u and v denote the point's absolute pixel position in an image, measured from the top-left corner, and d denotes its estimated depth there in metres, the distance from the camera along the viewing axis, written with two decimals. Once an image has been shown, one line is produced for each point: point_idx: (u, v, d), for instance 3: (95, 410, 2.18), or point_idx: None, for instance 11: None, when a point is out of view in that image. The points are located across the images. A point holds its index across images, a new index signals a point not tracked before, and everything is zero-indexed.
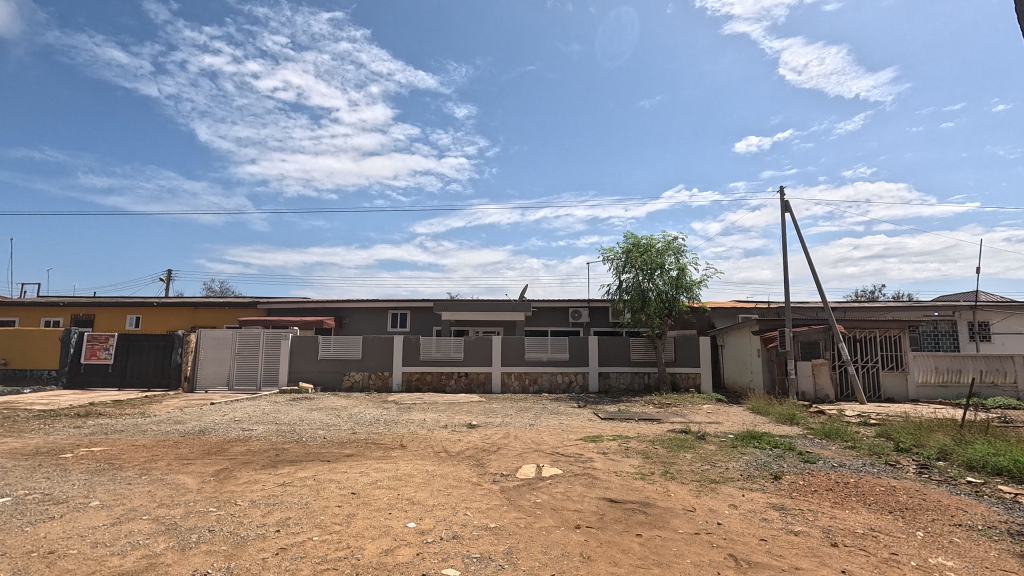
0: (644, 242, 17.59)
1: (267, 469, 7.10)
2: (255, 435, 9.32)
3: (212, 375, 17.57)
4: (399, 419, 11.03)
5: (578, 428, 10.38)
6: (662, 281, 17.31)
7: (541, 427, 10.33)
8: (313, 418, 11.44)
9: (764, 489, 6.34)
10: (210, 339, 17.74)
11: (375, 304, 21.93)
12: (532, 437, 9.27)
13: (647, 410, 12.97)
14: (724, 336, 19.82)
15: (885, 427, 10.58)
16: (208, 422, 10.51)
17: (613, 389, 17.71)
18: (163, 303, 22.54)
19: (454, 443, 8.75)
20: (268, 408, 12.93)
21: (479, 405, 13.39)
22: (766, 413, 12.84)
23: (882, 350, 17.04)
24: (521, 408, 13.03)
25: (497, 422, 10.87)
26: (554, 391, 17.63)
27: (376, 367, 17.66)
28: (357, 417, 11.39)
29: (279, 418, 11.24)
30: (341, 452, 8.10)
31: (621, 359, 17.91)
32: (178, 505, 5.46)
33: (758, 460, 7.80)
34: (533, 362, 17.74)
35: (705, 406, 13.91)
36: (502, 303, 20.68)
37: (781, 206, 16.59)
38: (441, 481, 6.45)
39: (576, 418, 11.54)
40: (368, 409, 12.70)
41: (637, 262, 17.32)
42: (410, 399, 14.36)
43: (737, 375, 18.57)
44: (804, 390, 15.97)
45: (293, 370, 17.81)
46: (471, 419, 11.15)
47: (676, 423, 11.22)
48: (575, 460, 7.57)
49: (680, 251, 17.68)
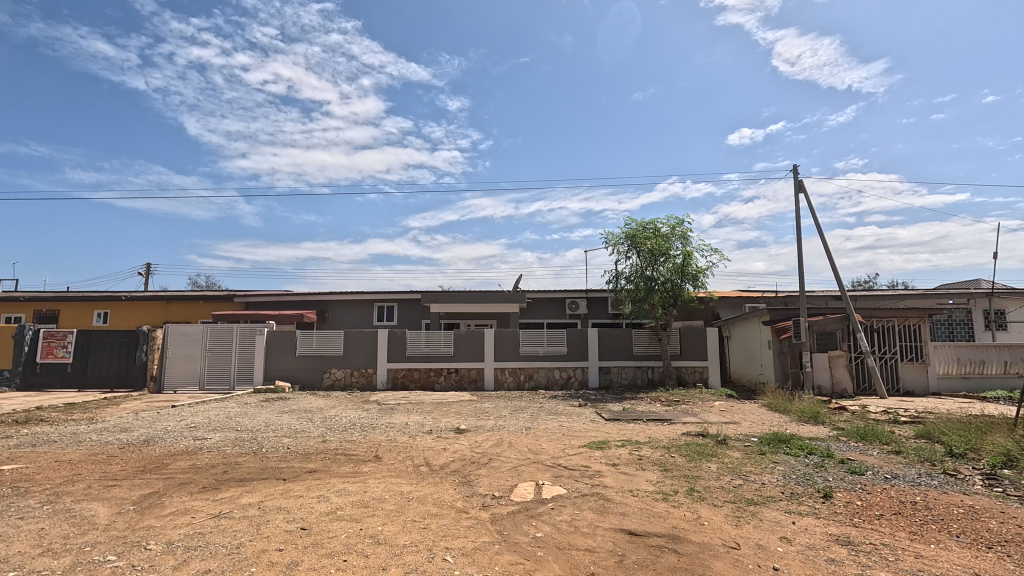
0: (648, 226, 16.35)
1: (206, 492, 5.81)
2: (208, 445, 8.02)
3: (181, 374, 16.23)
4: (377, 423, 9.76)
5: (581, 432, 9.13)
6: (667, 269, 16.11)
7: (539, 431, 9.09)
8: (280, 422, 10.13)
9: (817, 515, 5.12)
10: (178, 335, 16.38)
11: (360, 296, 20.59)
12: (529, 445, 8.01)
13: (655, 409, 11.79)
14: (731, 327, 18.70)
15: (926, 426, 9.44)
16: (159, 430, 9.21)
17: (615, 384, 16.53)
18: (132, 297, 21.05)
19: (438, 454, 7.51)
20: (235, 410, 11.62)
21: (469, 406, 12.13)
22: (785, 412, 11.70)
23: (901, 340, 15.92)
24: (516, 408, 11.80)
25: (489, 425, 9.61)
26: (551, 388, 16.43)
27: (359, 363, 16.35)
28: (331, 421, 10.08)
29: (242, 423, 9.93)
30: (302, 467, 6.83)
31: (623, 353, 16.72)
32: (67, 553, 4.16)
33: (797, 472, 6.61)
34: (528, 357, 16.51)
35: (716, 404, 12.75)
36: (495, 294, 19.41)
37: (795, 186, 15.39)
38: (418, 509, 5.19)
39: (576, 420, 10.32)
40: (346, 412, 11.41)
41: (640, 248, 16.10)
42: (394, 400, 13.08)
43: (746, 368, 17.44)
44: (821, 384, 14.84)
45: (269, 367, 16.47)
46: (459, 422, 9.89)
47: (689, 424, 10.02)
48: (581, 475, 6.34)
49: (687, 235, 16.46)
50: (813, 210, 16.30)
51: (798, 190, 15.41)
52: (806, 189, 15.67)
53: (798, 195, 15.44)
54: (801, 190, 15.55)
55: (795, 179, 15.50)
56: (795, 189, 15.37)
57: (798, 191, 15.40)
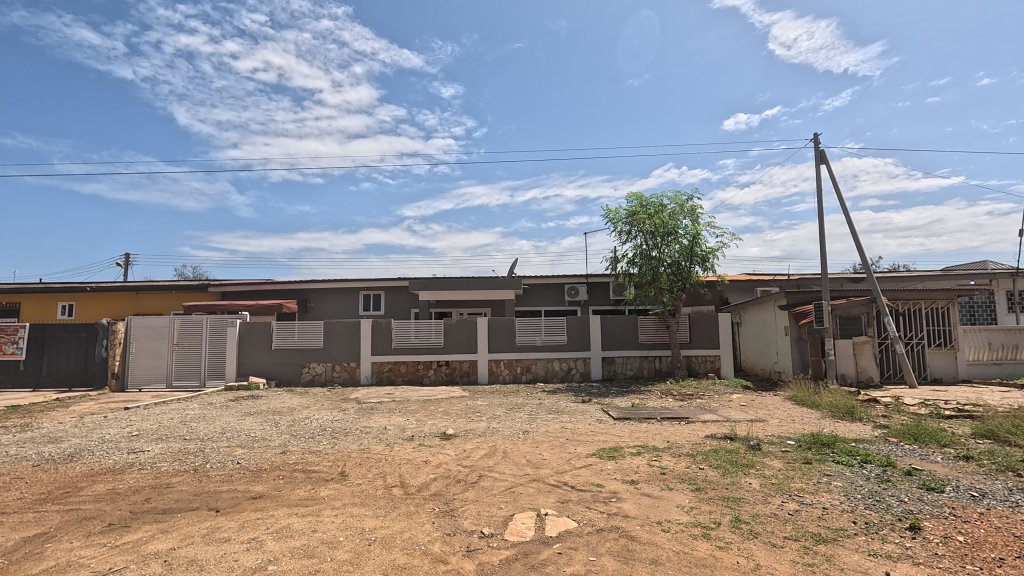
0: (652, 204, 14.96)
1: (107, 534, 4.45)
2: (141, 462, 6.66)
3: (146, 370, 14.86)
4: (351, 428, 8.41)
5: (587, 436, 7.80)
6: (674, 249, 14.74)
7: (539, 436, 7.76)
8: (240, 427, 8.76)
9: (914, 560, 3.81)
10: (142, 328, 14.97)
11: (345, 284, 19.17)
12: (528, 455, 6.67)
13: (667, 405, 10.50)
14: (743, 313, 17.47)
15: (985, 423, 8.15)
16: (93, 440, 7.84)
17: (619, 376, 15.27)
18: (99, 287, 19.57)
19: (417, 469, 6.18)
20: (193, 412, 10.27)
21: (459, 404, 10.80)
22: (813, 406, 10.47)
23: (929, 324, 14.67)
24: (512, 406, 10.50)
25: (480, 428, 8.28)
26: (551, 380, 15.16)
27: (340, 357, 14.99)
28: (299, 425, 8.72)
29: (194, 430, 8.57)
30: (246, 492, 5.48)
31: (628, 341, 15.42)
32: None
33: (861, 490, 5.30)
34: (525, 347, 15.20)
35: (735, 398, 11.48)
36: (488, 279, 17.98)
37: (817, 156, 14.01)
38: (380, 559, 3.86)
39: (581, 420, 8.99)
40: (319, 413, 10.07)
41: (645, 227, 14.72)
42: (377, 398, 11.75)
43: (760, 357, 16.24)
44: (846, 372, 13.61)
45: (242, 363, 15.09)
46: (446, 425, 8.55)
47: (710, 424, 8.72)
48: (594, 500, 5.02)
49: (695, 212, 15.01)
50: (835, 182, 14.91)
51: (819, 160, 14.02)
52: (828, 160, 14.27)
53: (819, 166, 14.04)
54: (823, 161, 14.16)
55: (817, 148, 14.07)
56: (816, 159, 13.97)
57: (819, 161, 14.01)
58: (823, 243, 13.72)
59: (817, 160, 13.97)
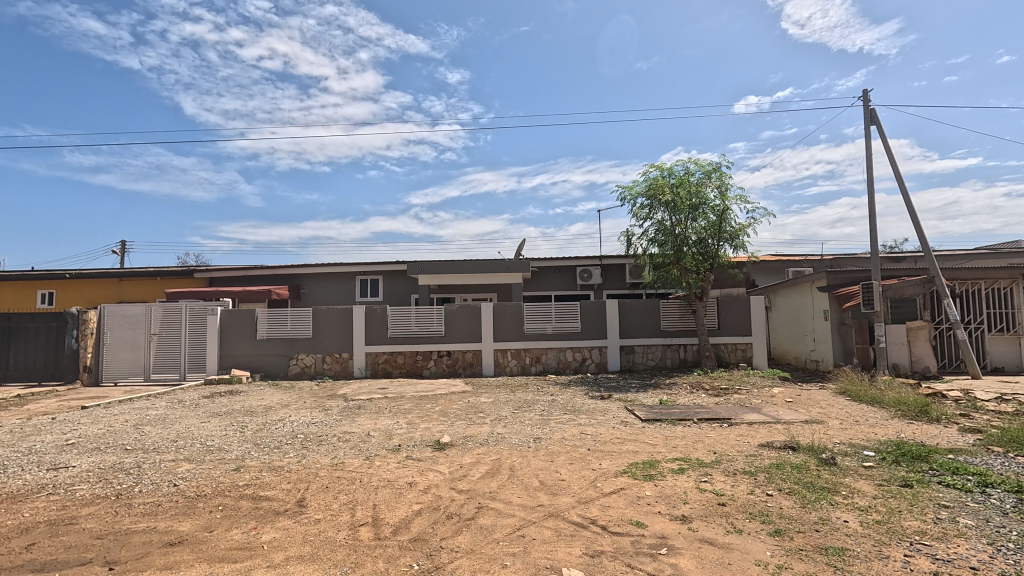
0: (674, 175, 13.20)
1: None
2: (55, 484, 5.30)
3: (122, 362, 13.65)
4: (327, 435, 7.02)
5: (613, 446, 6.36)
6: (701, 225, 13.10)
7: (554, 446, 6.30)
8: (199, 433, 7.39)
9: None
10: (116, 316, 13.72)
11: (339, 268, 17.77)
12: (541, 476, 5.24)
13: (701, 403, 9.00)
14: (773, 296, 15.87)
15: None
16: (17, 452, 6.50)
17: (639, 367, 13.80)
18: (80, 274, 18.33)
19: (398, 498, 4.76)
20: (154, 413, 8.93)
21: (460, 401, 9.37)
22: (872, 403, 8.91)
23: (989, 306, 12.99)
24: (520, 404, 9.05)
25: (482, 434, 6.83)
26: (563, 372, 13.72)
27: (331, 347, 13.63)
28: (267, 431, 7.33)
29: (143, 436, 7.21)
30: (166, 533, 4.09)
31: (648, 328, 13.90)
32: None
33: (1011, 535, 3.77)
34: (534, 335, 13.75)
35: (777, 392, 9.96)
36: (493, 262, 16.52)
37: (867, 117, 12.25)
38: None
39: (603, 423, 7.52)
40: (297, 414, 8.68)
41: (668, 200, 13.05)
42: (367, 395, 10.37)
43: (795, 345, 14.68)
44: (899, 362, 12.01)
45: (225, 354, 13.76)
46: (442, 430, 7.12)
47: (760, 428, 7.22)
48: (636, 554, 3.56)
49: (724, 182, 13.16)
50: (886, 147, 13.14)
51: (869, 122, 12.27)
52: (879, 121, 12.50)
53: (870, 128, 12.28)
54: (873, 122, 12.41)
55: (866, 108, 12.29)
56: (866, 120, 12.22)
57: (869, 122, 12.25)
58: (874, 217, 12.02)
59: (867, 122, 12.22)
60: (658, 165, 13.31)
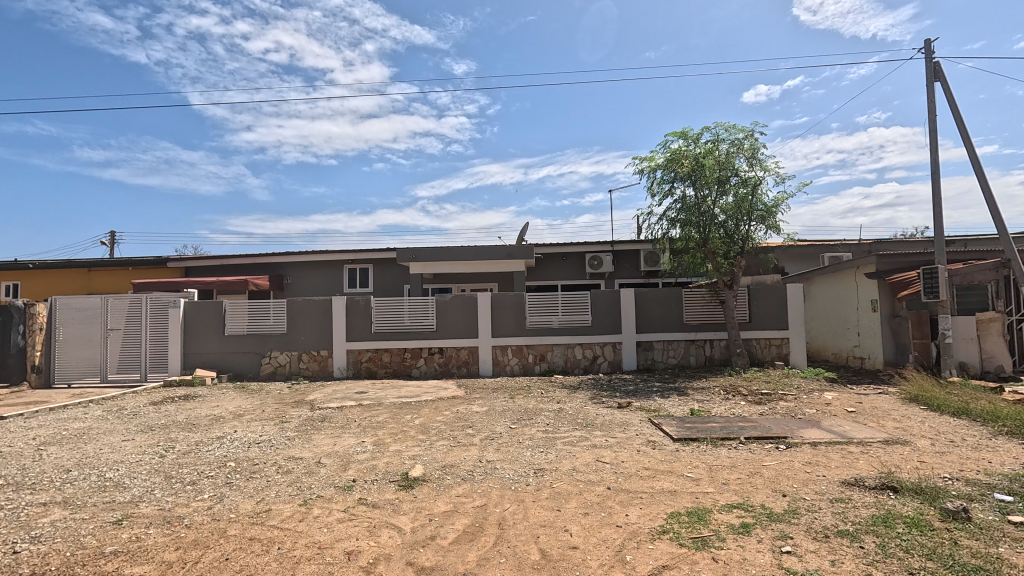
0: (699, 143, 11.37)
1: None
2: None
3: (76, 361, 12.16)
4: (267, 462, 5.40)
5: (642, 483, 4.68)
6: (730, 202, 11.28)
7: (560, 484, 4.63)
8: (108, 457, 5.78)
9: None
10: (69, 310, 12.21)
11: (324, 256, 16.18)
12: (543, 543, 3.57)
13: (743, 414, 7.29)
14: (810, 285, 14.12)
15: None
16: None
17: (659, 366, 12.11)
18: (44, 265, 16.82)
19: None
20: (77, 427, 7.36)
21: (446, 411, 7.72)
22: (955, 412, 7.16)
23: None
24: (520, 415, 7.38)
25: (467, 464, 5.19)
26: (571, 372, 12.04)
27: (308, 344, 12.05)
28: (194, 456, 5.71)
29: (35, 463, 5.62)
30: None
31: (669, 321, 12.18)
32: None
33: None
34: (538, 330, 12.08)
35: (831, 399, 8.21)
36: (492, 248, 14.86)
37: (930, 73, 10.37)
38: None
39: (624, 445, 5.85)
40: (246, 428, 7.08)
41: (691, 173, 11.22)
42: (339, 401, 8.75)
43: (835, 340, 12.99)
44: (967, 361, 10.22)
45: (190, 353, 12.19)
46: (415, 456, 5.47)
47: (832, 454, 5.51)
48: None
49: (758, 151, 11.32)
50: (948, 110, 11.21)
51: (932, 78, 10.38)
52: (943, 77, 10.60)
53: (933, 84, 10.38)
54: (937, 78, 10.49)
55: (929, 61, 10.39)
56: (929, 77, 10.34)
57: (933, 78, 10.37)
58: (939, 190, 10.17)
59: (930, 78, 10.34)
60: (680, 133, 11.48)
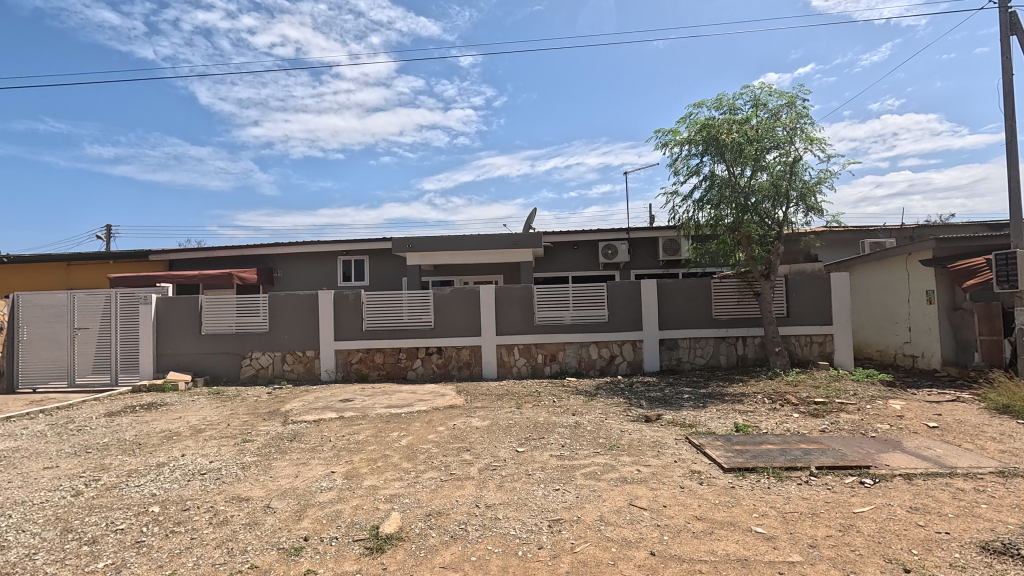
0: (732, 114, 9.97)
1: None
2: None
3: (40, 363, 11.06)
4: (201, 507, 4.16)
5: (701, 547, 3.38)
6: (767, 180, 9.88)
7: (586, 549, 3.35)
8: (8, 495, 4.57)
9: None
10: (32, 307, 11.10)
11: (316, 247, 14.99)
12: None
13: (802, 432, 5.96)
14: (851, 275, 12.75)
15: None
16: None
17: (685, 367, 10.81)
18: (20, 258, 15.78)
19: None
20: (2, 447, 6.19)
21: (441, 427, 6.46)
22: None
23: None
24: (528, 433, 6.10)
25: (461, 512, 3.92)
26: (586, 373, 10.77)
27: (292, 343, 10.86)
28: (117, 494, 4.49)
29: None
30: None
31: (696, 317, 10.84)
32: None
33: None
34: (549, 327, 10.79)
35: (901, 409, 6.87)
36: (496, 236, 13.56)
37: (1006, 25, 8.87)
38: None
39: (664, 478, 4.57)
40: (199, 451, 5.88)
41: (723, 147, 9.81)
42: (319, 412, 7.54)
43: (881, 336, 11.67)
44: None
45: (163, 354, 11.07)
46: (393, 498, 4.22)
47: (942, 494, 4.18)
48: None
49: (799, 121, 9.89)
50: None
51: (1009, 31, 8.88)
52: (1020, 31, 9.10)
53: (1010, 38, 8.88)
54: (1013, 32, 8.99)
55: (1004, 11, 8.89)
56: (1005, 30, 8.84)
57: (1009, 31, 8.86)
58: (1017, 162, 8.70)
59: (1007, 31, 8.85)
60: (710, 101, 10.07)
